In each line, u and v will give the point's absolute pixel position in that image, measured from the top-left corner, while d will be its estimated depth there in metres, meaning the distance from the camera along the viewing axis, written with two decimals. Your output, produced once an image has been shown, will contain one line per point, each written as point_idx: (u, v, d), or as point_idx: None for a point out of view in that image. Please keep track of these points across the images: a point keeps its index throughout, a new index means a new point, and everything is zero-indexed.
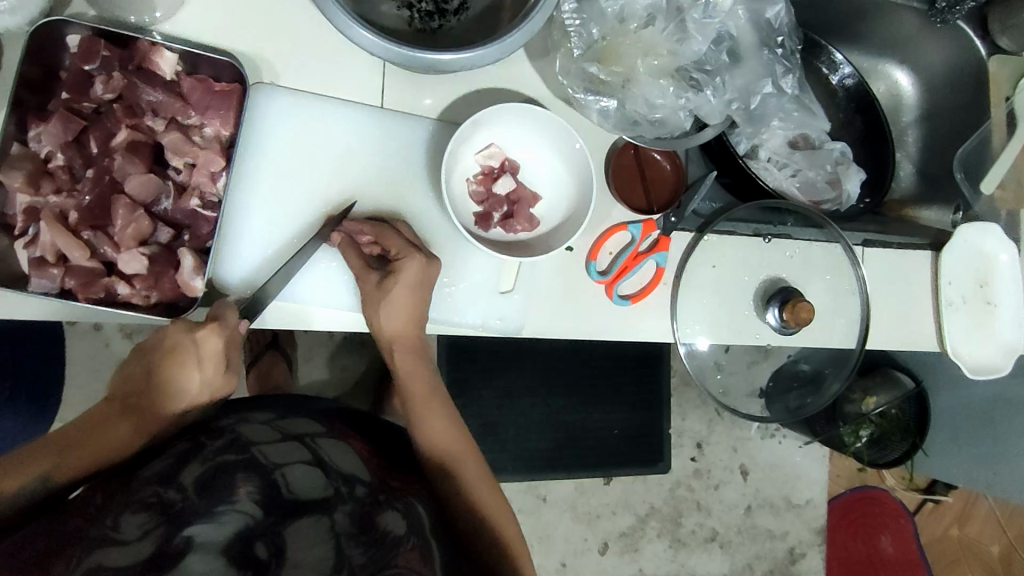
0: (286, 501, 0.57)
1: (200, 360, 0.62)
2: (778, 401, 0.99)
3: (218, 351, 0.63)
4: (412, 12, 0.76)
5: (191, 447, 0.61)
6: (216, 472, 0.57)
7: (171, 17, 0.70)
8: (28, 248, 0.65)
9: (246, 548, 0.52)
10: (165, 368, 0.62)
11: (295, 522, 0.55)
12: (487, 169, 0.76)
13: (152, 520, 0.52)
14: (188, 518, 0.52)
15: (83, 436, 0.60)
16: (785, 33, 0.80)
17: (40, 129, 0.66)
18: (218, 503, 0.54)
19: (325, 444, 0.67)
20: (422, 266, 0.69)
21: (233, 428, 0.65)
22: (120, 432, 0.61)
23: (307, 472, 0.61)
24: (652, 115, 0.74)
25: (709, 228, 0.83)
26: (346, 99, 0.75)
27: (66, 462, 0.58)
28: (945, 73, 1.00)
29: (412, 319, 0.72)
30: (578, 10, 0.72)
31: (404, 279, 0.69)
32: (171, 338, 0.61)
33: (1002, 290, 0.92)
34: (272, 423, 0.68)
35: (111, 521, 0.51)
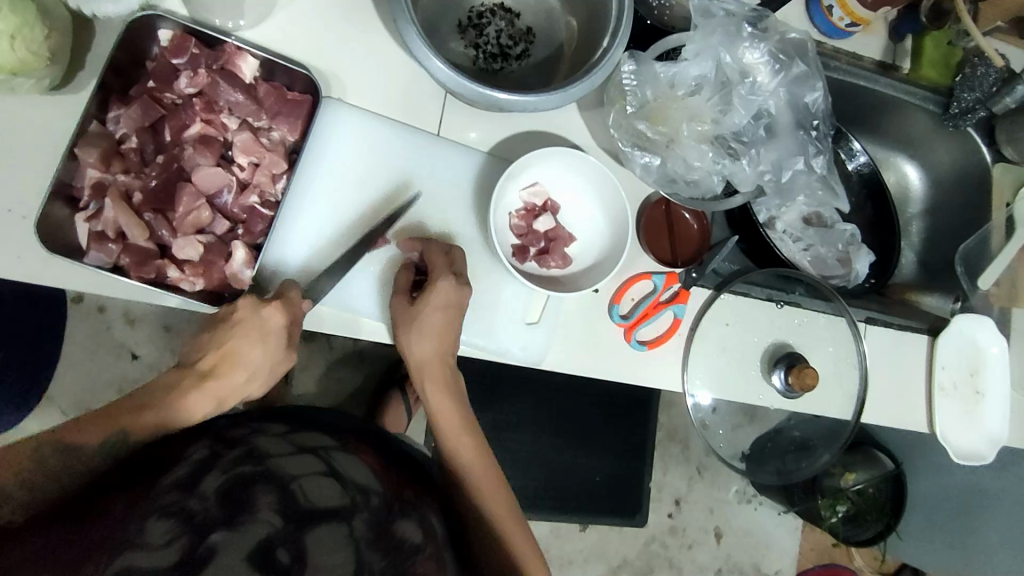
0: (305, 511, 0.55)
1: (267, 333, 0.69)
2: (770, 464, 1.03)
3: (281, 326, 0.69)
4: (477, 52, 0.82)
5: (209, 456, 0.59)
6: (237, 485, 0.55)
7: (255, 27, 0.74)
8: (90, 222, 0.68)
9: (268, 555, 0.50)
10: (234, 337, 0.68)
11: (313, 531, 0.54)
12: (529, 206, 0.80)
13: (178, 527, 0.50)
14: (211, 526, 0.51)
15: (150, 396, 0.64)
16: (820, 118, 0.85)
17: (121, 112, 0.69)
18: (240, 513, 0.53)
19: (338, 457, 0.66)
20: (453, 292, 0.73)
21: (247, 439, 0.63)
22: (190, 397, 0.65)
23: (322, 484, 0.59)
24: (688, 176, 0.80)
25: (727, 288, 0.87)
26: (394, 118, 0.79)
27: (135, 425, 0.61)
28: (951, 174, 1.07)
29: (438, 335, 0.74)
30: (636, 72, 0.77)
31: (434, 304, 0.72)
32: (243, 314, 0.68)
33: (991, 382, 0.97)
34: (286, 436, 0.66)
35: (136, 526, 0.50)
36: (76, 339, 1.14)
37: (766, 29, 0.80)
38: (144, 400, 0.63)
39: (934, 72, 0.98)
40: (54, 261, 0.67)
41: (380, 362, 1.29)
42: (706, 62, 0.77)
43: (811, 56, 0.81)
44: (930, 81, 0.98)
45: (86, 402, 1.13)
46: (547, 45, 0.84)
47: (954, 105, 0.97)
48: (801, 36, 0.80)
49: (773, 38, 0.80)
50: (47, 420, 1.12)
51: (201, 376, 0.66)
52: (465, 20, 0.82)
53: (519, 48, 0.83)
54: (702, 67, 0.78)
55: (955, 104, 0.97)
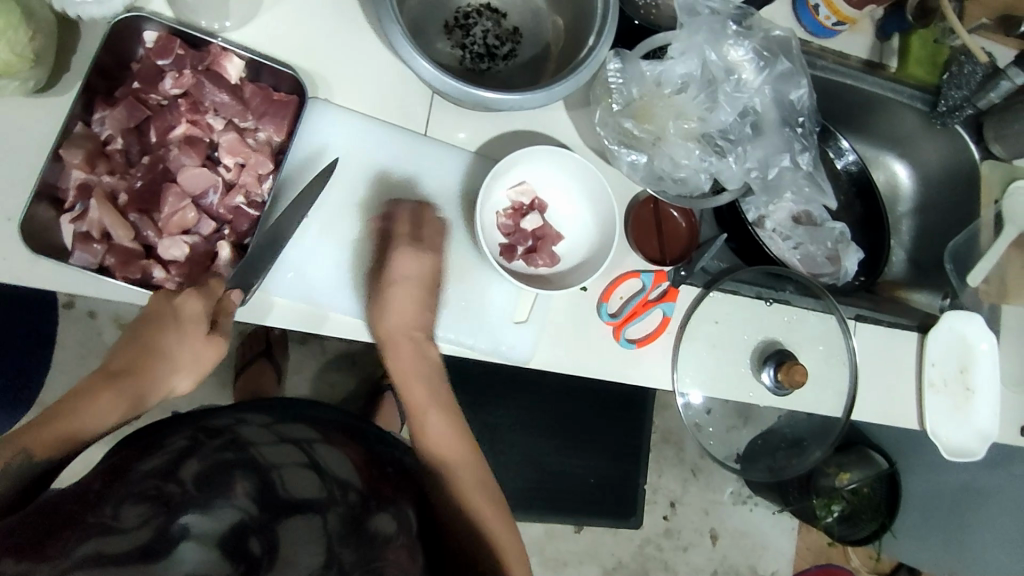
0: (281, 501, 0.57)
1: (183, 323, 0.62)
2: (762, 461, 1.02)
3: (200, 313, 0.63)
4: (464, 52, 0.82)
5: (192, 444, 0.61)
6: (215, 471, 0.57)
7: (241, 28, 0.75)
8: (75, 222, 0.68)
9: (240, 542, 0.53)
10: (148, 330, 0.62)
11: (289, 520, 0.56)
12: (517, 205, 0.80)
13: (152, 510, 0.52)
14: (185, 509, 0.53)
15: (53, 411, 0.57)
16: (806, 114, 0.84)
17: (106, 112, 0.69)
18: (217, 497, 0.55)
19: (321, 449, 0.66)
20: (415, 255, 0.75)
21: (232, 429, 0.65)
22: (99, 403, 0.58)
23: (301, 475, 0.60)
24: (676, 174, 0.80)
25: (716, 286, 0.88)
26: (355, 129, 0.78)
27: (37, 442, 0.54)
28: (940, 172, 1.07)
29: (407, 308, 0.75)
30: (622, 70, 0.77)
31: (399, 266, 0.75)
32: (156, 306, 0.63)
33: (980, 378, 0.97)
34: (270, 426, 0.67)
35: (111, 510, 0.52)
36: (67, 344, 1.14)
37: (749, 27, 0.80)
38: (46, 416, 0.56)
39: (921, 70, 0.98)
40: (39, 263, 0.67)
41: (373, 365, 1.29)
42: (691, 60, 0.78)
43: (796, 53, 0.81)
44: (917, 79, 0.98)
45: None
46: (534, 44, 0.84)
47: (941, 104, 0.98)
48: (786, 34, 0.80)
49: (757, 35, 0.80)
50: None
51: (111, 380, 0.60)
52: (452, 20, 0.82)
53: (506, 48, 0.84)
54: (688, 65, 0.78)
55: (942, 102, 0.98)
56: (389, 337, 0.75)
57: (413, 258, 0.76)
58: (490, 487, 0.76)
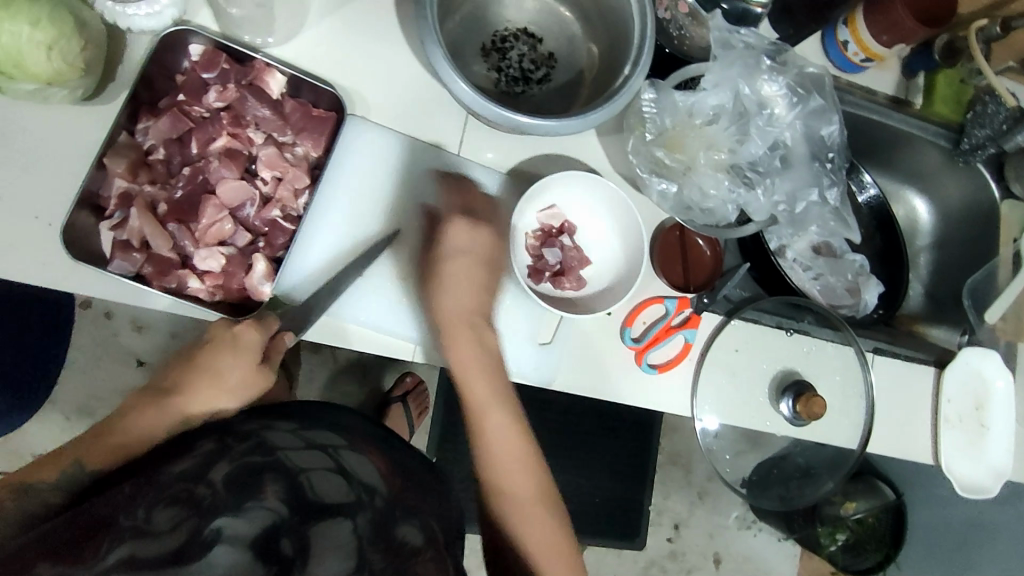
0: (311, 505, 0.57)
1: (236, 348, 0.66)
2: (774, 489, 1.03)
3: (254, 344, 0.67)
4: (499, 75, 0.84)
5: (217, 449, 0.60)
6: (245, 473, 0.58)
7: (283, 44, 0.76)
8: (114, 230, 0.69)
9: (271, 544, 0.53)
10: (203, 353, 0.67)
11: (319, 522, 0.56)
12: (546, 227, 0.82)
13: (183, 513, 0.53)
14: (216, 512, 0.53)
15: (109, 424, 0.63)
16: (836, 150, 0.86)
17: (150, 123, 0.71)
18: (247, 499, 0.55)
19: (347, 454, 0.66)
20: (469, 232, 0.78)
21: (259, 433, 0.64)
22: (150, 417, 0.63)
23: (329, 478, 0.61)
24: (703, 204, 0.81)
25: (737, 314, 0.88)
26: (381, 175, 0.78)
27: (90, 453, 0.60)
28: (959, 208, 1.09)
29: (464, 291, 0.77)
30: (656, 100, 0.78)
31: (468, 244, 0.78)
32: (214, 333, 0.68)
33: (995, 415, 0.98)
34: (297, 433, 0.66)
35: (143, 514, 0.52)
36: (83, 344, 1.15)
37: (785, 63, 0.81)
38: (101, 430, 0.62)
39: (946, 108, 0.99)
40: (77, 269, 0.68)
41: (385, 376, 1.29)
42: (724, 92, 0.78)
43: (829, 89, 0.82)
44: (941, 116, 0.99)
45: (90, 408, 1.15)
46: (568, 70, 0.86)
47: (965, 142, 0.99)
48: (820, 71, 0.82)
49: (792, 72, 0.81)
50: (50, 422, 1.14)
51: (165, 398, 0.65)
52: (489, 43, 0.84)
53: (540, 73, 0.85)
54: (720, 97, 0.79)
55: (966, 140, 0.99)
56: (448, 307, 0.77)
57: (466, 229, 0.78)
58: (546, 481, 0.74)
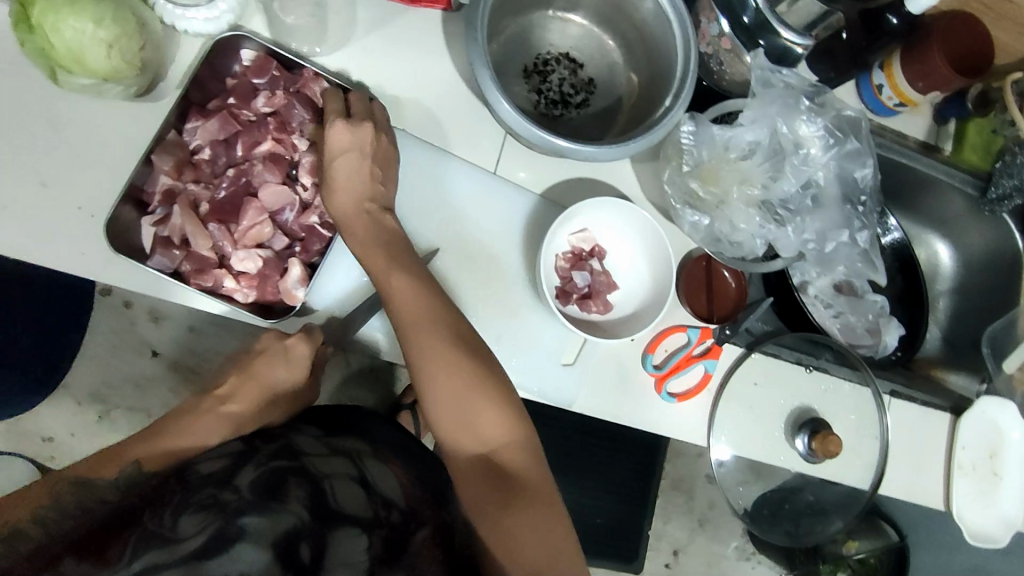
0: (331, 511, 0.58)
1: (288, 362, 0.70)
2: (784, 525, 1.03)
3: (304, 359, 0.70)
4: (539, 97, 0.85)
5: (245, 448, 0.64)
6: (271, 477, 0.60)
7: (332, 53, 0.77)
8: (157, 225, 0.70)
9: (292, 547, 0.53)
10: (256, 363, 0.70)
11: (336, 530, 0.56)
12: (577, 250, 0.82)
13: (210, 517, 0.53)
14: (244, 510, 0.54)
15: (162, 428, 0.65)
16: (868, 194, 0.86)
17: (199, 124, 0.72)
18: (271, 500, 0.56)
19: (369, 464, 0.69)
20: (348, 133, 0.70)
21: (285, 435, 0.68)
22: (203, 424, 0.66)
23: (351, 487, 0.62)
24: (732, 237, 0.82)
25: (758, 348, 0.89)
26: (414, 205, 0.80)
27: (147, 454, 0.62)
28: (982, 256, 1.09)
29: (355, 187, 0.72)
30: (694, 133, 0.79)
31: (332, 149, 0.71)
32: (267, 343, 0.70)
33: (1008, 464, 0.98)
34: (322, 439, 0.70)
35: (169, 520, 0.53)
36: (100, 332, 1.16)
37: (823, 104, 0.83)
38: (155, 432, 0.64)
39: (975, 156, 1.00)
40: (116, 261, 0.69)
41: (396, 384, 1.30)
42: (761, 129, 0.79)
43: (864, 133, 0.84)
44: (970, 163, 1.01)
45: (103, 394, 1.16)
46: (606, 96, 0.87)
47: (992, 190, 0.99)
48: (857, 114, 0.84)
49: (830, 114, 0.83)
50: (64, 406, 1.15)
51: (215, 404, 0.68)
52: (530, 65, 0.85)
53: (579, 97, 0.86)
54: (757, 134, 0.80)
55: (993, 189, 0.99)
56: (344, 215, 0.72)
57: (343, 131, 0.70)
58: (494, 398, 0.65)
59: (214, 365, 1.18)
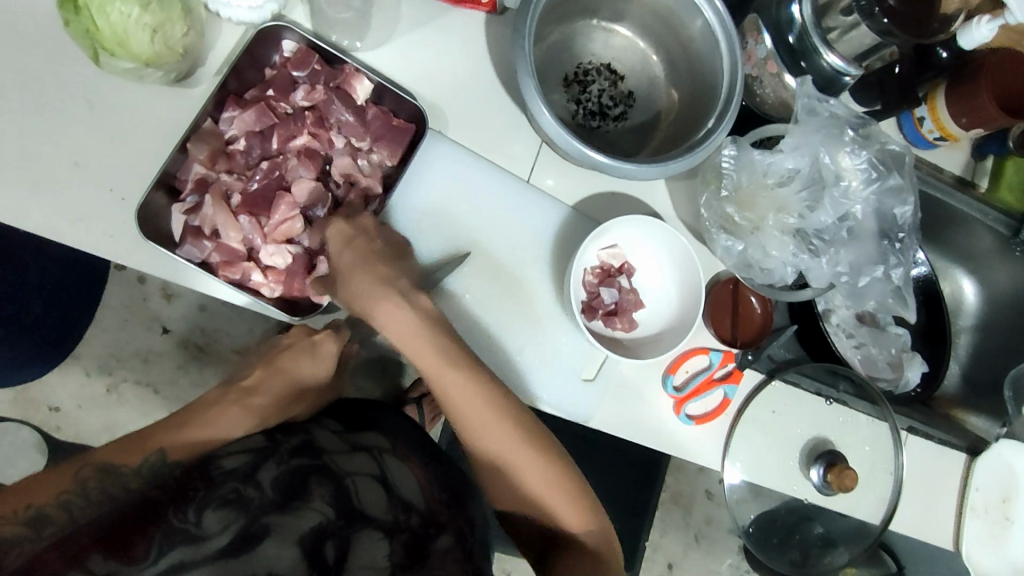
0: (353, 510, 0.59)
1: (316, 356, 0.70)
2: (790, 552, 1.04)
3: (332, 354, 0.71)
4: (578, 107, 0.83)
5: (267, 443, 0.63)
6: (293, 474, 0.60)
7: (372, 50, 0.76)
8: (187, 214, 0.70)
9: (318, 546, 0.54)
10: (283, 357, 0.70)
11: (359, 530, 0.58)
12: (606, 266, 0.81)
13: (234, 515, 0.53)
14: (266, 512, 0.55)
15: (187, 416, 0.60)
16: (907, 231, 0.84)
17: (235, 114, 0.71)
18: (296, 499, 0.57)
19: (390, 462, 0.69)
20: (347, 229, 0.70)
21: (306, 430, 0.68)
22: (231, 415, 0.62)
23: (372, 487, 0.63)
24: (763, 263, 0.80)
25: (779, 376, 0.88)
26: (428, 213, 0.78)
27: (174, 443, 0.57)
28: (1009, 296, 1.08)
29: (372, 275, 0.67)
30: (735, 157, 0.79)
31: (335, 244, 0.69)
32: (295, 338, 0.72)
33: (1019, 508, 0.98)
34: (343, 433, 0.71)
35: (193, 516, 0.52)
36: (112, 306, 1.15)
37: (867, 136, 0.82)
38: (181, 419, 0.60)
39: (1011, 196, 0.99)
40: (144, 247, 0.69)
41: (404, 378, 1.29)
42: (804, 157, 0.78)
43: (908, 168, 0.82)
44: (1005, 203, 0.99)
45: (110, 367, 1.15)
46: (645, 111, 0.86)
47: None
48: (901, 149, 0.83)
49: (874, 147, 0.82)
50: (72, 375, 1.14)
51: (244, 396, 0.65)
52: (571, 74, 0.84)
53: (618, 110, 0.85)
54: (799, 161, 0.78)
55: None
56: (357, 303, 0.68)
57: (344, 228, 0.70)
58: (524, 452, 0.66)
59: (224, 347, 1.18)
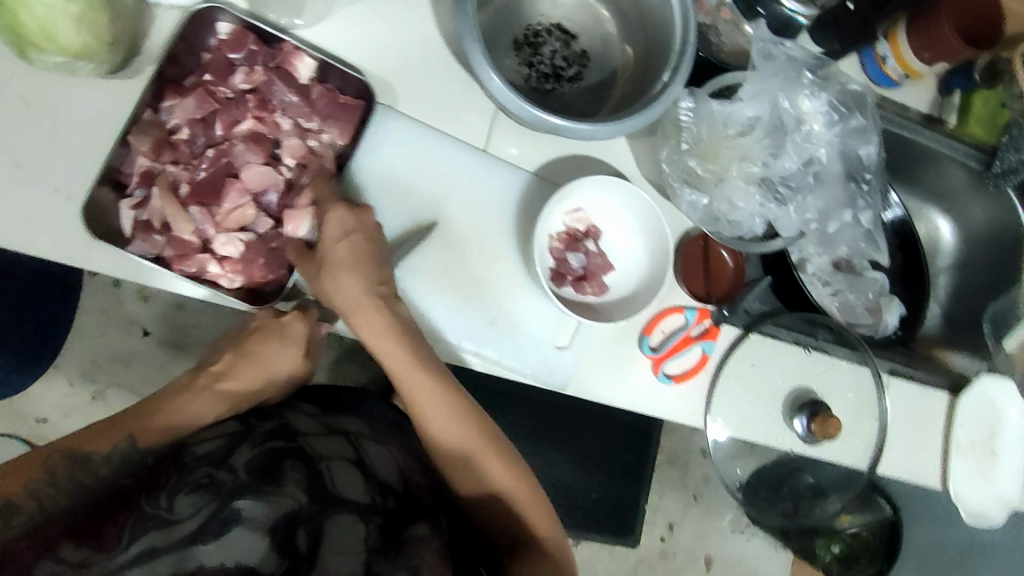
0: (329, 495, 0.57)
1: (285, 339, 0.69)
2: (781, 505, 1.03)
3: (302, 336, 0.69)
4: (531, 70, 0.81)
5: (241, 429, 0.61)
6: (266, 459, 0.57)
7: (313, 27, 0.74)
8: (136, 210, 0.68)
9: (289, 534, 0.52)
10: (251, 342, 0.68)
11: (335, 514, 0.55)
12: (572, 231, 0.80)
13: (205, 499, 0.52)
14: (239, 493, 0.53)
15: (156, 403, 0.62)
16: (873, 171, 0.85)
17: (175, 102, 0.69)
18: (268, 484, 0.55)
19: (367, 445, 0.67)
20: (346, 219, 0.68)
21: (281, 415, 0.66)
22: (200, 401, 0.64)
23: (349, 471, 0.61)
24: (731, 216, 0.80)
25: (756, 328, 0.87)
26: (383, 194, 0.76)
27: (144, 429, 0.59)
28: (984, 232, 1.07)
29: (363, 273, 0.68)
30: (693, 109, 0.76)
31: (329, 236, 0.68)
32: (262, 322, 0.69)
33: (1008, 444, 0.98)
34: (319, 417, 0.68)
35: (165, 502, 0.51)
36: (89, 311, 1.14)
37: (827, 78, 0.81)
38: (152, 407, 0.62)
39: (980, 129, 0.97)
40: (95, 246, 0.67)
41: None
42: (763, 103, 0.76)
43: (869, 108, 0.82)
44: (974, 137, 0.97)
45: (93, 373, 1.14)
46: (601, 69, 0.83)
47: (998, 164, 0.97)
48: (861, 88, 0.82)
49: (834, 88, 0.81)
50: (55, 385, 1.13)
51: (212, 382, 0.66)
52: (521, 37, 0.81)
53: (572, 70, 0.83)
54: (759, 108, 0.77)
55: (998, 163, 0.97)
56: (346, 300, 0.68)
57: (342, 214, 0.68)
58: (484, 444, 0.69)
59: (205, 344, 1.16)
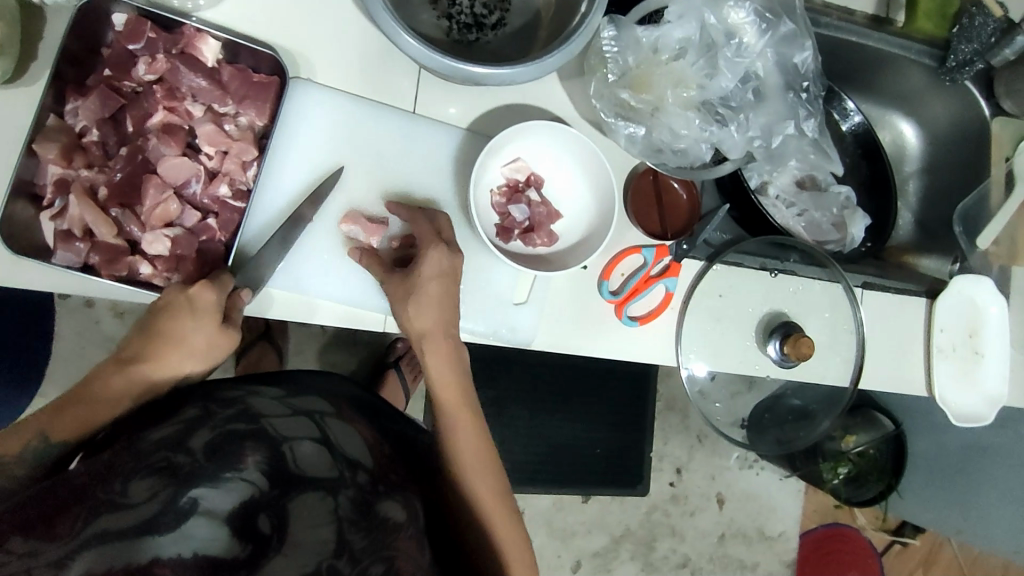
0: (293, 475, 0.52)
1: (196, 312, 0.62)
2: (772, 433, 1.03)
3: (213, 304, 0.63)
4: (450, 23, 0.78)
5: (202, 415, 0.56)
6: (223, 439, 0.53)
7: (214, 7, 0.71)
8: (55, 220, 0.66)
9: (248, 518, 0.49)
10: (159, 319, 0.61)
11: (299, 494, 0.51)
12: (512, 182, 0.77)
13: (159, 483, 0.49)
14: (192, 482, 0.49)
15: (72, 395, 0.59)
16: (810, 78, 0.82)
17: (78, 103, 0.67)
18: (225, 468, 0.50)
19: (332, 423, 0.62)
20: (444, 259, 0.70)
21: (244, 400, 0.59)
22: (113, 385, 0.59)
23: (314, 449, 0.56)
24: (675, 145, 0.77)
25: (719, 258, 0.85)
26: (310, 170, 0.73)
27: (55, 422, 0.57)
28: (948, 129, 1.04)
29: (442, 312, 0.70)
30: (616, 38, 0.74)
31: (422, 274, 0.69)
32: (169, 297, 0.63)
33: (991, 342, 0.96)
34: (282, 399, 0.62)
35: (120, 485, 0.48)
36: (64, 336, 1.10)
37: None
38: (68, 399, 0.59)
39: (929, 23, 0.93)
40: (21, 263, 0.65)
41: (373, 344, 1.27)
42: (690, 24, 0.75)
43: (798, 14, 0.78)
44: (924, 32, 0.94)
45: None
46: (523, 13, 0.80)
47: (951, 58, 0.94)
48: None
49: None
50: None
51: (125, 365, 0.60)
52: None
53: (494, 17, 0.80)
54: (686, 29, 0.75)
55: (952, 57, 0.94)
56: (422, 330, 0.70)
57: (443, 257, 0.70)
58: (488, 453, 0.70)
59: None
